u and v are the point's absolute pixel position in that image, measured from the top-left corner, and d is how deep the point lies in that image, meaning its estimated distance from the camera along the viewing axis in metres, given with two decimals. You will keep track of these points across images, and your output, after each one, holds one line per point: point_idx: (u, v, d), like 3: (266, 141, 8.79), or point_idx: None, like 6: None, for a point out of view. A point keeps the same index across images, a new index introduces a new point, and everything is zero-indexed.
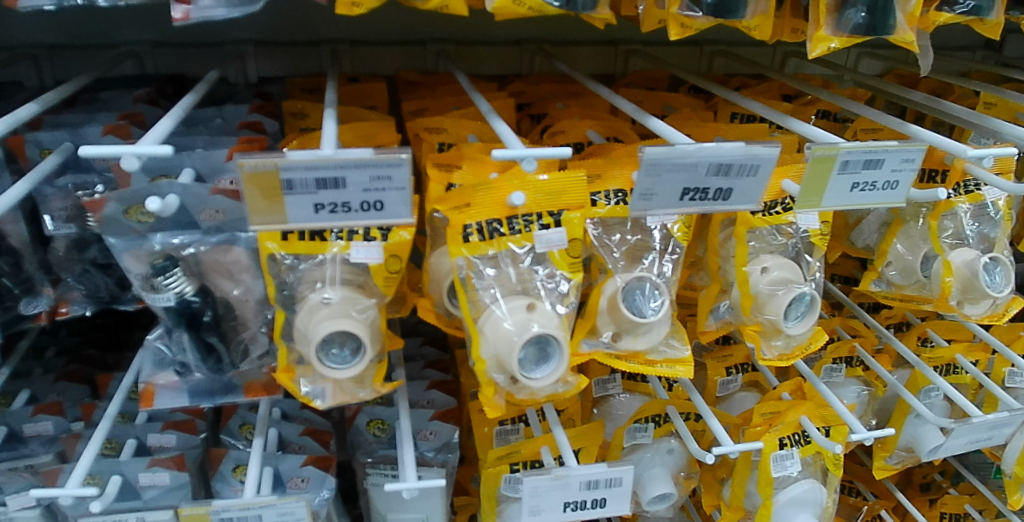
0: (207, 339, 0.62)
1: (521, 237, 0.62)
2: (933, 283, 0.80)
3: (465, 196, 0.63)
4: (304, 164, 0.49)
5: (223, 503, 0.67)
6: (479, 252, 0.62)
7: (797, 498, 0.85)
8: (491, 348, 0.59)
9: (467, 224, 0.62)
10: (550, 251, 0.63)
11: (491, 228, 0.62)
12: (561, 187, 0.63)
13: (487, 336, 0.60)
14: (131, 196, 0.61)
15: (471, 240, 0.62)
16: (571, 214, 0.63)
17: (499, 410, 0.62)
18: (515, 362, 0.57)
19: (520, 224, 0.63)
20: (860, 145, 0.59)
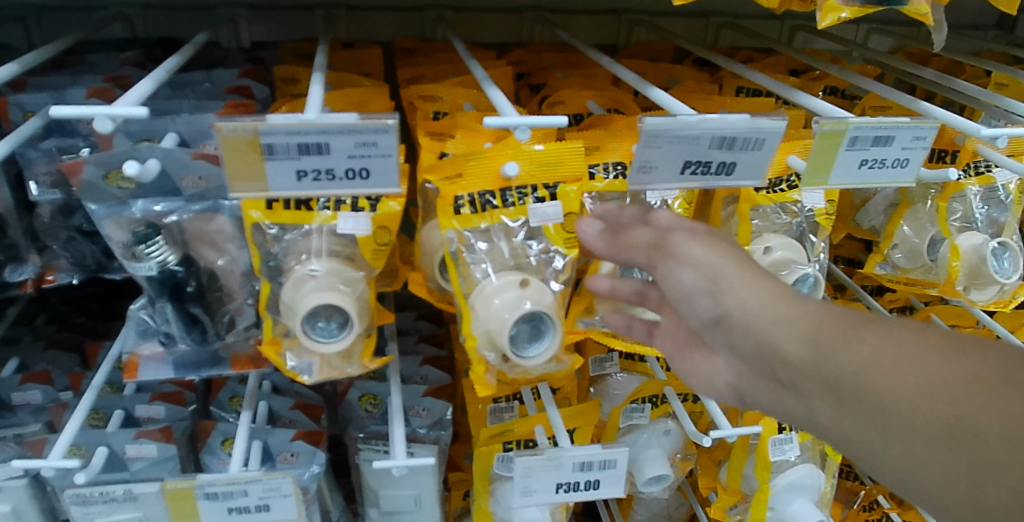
0: (190, 309, 0.60)
1: (515, 211, 0.60)
2: (939, 268, 0.78)
3: (457, 167, 0.60)
4: (285, 129, 0.47)
5: (208, 477, 0.65)
6: (470, 225, 0.60)
7: (796, 483, 0.85)
8: (483, 325, 0.57)
9: (458, 196, 0.60)
10: (545, 226, 0.61)
11: (484, 200, 0.60)
12: (558, 158, 0.61)
13: (480, 313, 0.57)
14: (109, 160, 0.59)
15: (462, 213, 0.60)
16: (567, 187, 0.61)
17: (490, 389, 0.61)
18: (506, 340, 0.55)
19: (514, 198, 0.61)
20: (869, 120, 0.56)
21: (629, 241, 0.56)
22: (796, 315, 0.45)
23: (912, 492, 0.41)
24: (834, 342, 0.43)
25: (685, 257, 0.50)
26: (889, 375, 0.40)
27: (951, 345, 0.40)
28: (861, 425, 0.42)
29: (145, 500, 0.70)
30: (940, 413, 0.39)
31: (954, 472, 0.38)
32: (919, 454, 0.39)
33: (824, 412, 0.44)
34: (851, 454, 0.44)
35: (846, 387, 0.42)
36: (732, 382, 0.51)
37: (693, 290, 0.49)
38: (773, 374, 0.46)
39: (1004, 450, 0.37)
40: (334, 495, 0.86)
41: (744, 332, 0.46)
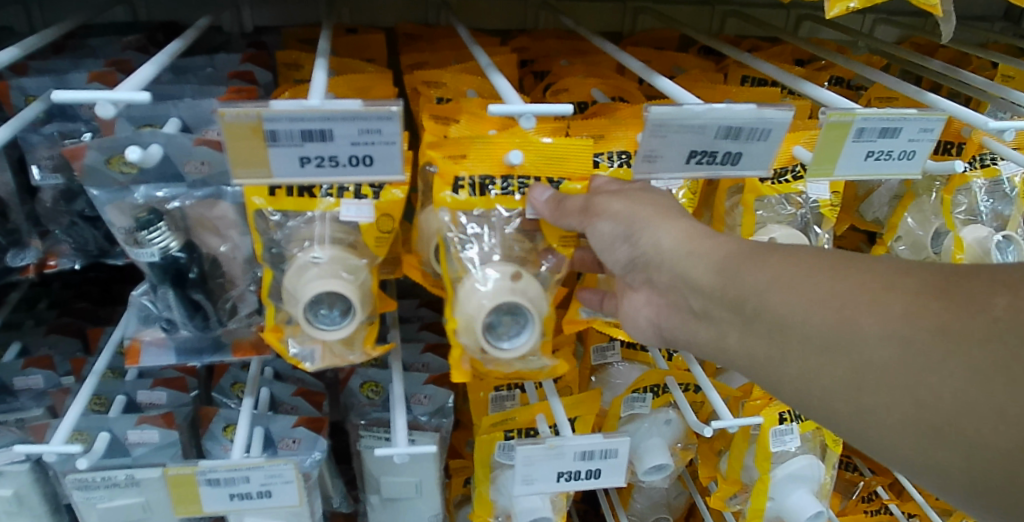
0: (192, 296, 0.60)
1: (513, 200, 0.60)
2: (944, 260, 0.78)
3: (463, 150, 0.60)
4: (289, 115, 0.46)
5: (210, 463, 0.65)
6: (466, 207, 0.60)
7: (796, 474, 0.86)
8: (461, 314, 0.57)
9: (459, 176, 0.60)
10: (540, 221, 0.61)
11: (483, 185, 0.60)
12: (563, 153, 0.61)
13: (461, 298, 0.57)
14: (111, 145, 0.58)
15: (459, 194, 0.60)
16: (569, 183, 0.61)
17: (466, 376, 0.61)
18: (480, 327, 0.55)
19: (514, 186, 0.60)
20: (877, 112, 0.54)
21: (564, 208, 0.58)
22: (709, 253, 0.54)
23: (805, 395, 0.51)
24: (741, 271, 0.52)
25: (605, 211, 0.56)
26: (786, 293, 0.50)
27: (835, 265, 0.49)
28: (764, 340, 0.52)
29: (147, 484, 0.71)
30: (826, 321, 0.48)
31: (837, 369, 0.48)
32: (812, 358, 0.49)
33: (733, 332, 0.54)
34: (758, 372, 0.54)
35: (751, 308, 0.51)
36: (655, 319, 0.60)
37: (612, 237, 0.56)
38: (691, 304, 0.56)
39: (872, 346, 0.46)
40: (335, 481, 0.87)
41: (667, 271, 0.55)
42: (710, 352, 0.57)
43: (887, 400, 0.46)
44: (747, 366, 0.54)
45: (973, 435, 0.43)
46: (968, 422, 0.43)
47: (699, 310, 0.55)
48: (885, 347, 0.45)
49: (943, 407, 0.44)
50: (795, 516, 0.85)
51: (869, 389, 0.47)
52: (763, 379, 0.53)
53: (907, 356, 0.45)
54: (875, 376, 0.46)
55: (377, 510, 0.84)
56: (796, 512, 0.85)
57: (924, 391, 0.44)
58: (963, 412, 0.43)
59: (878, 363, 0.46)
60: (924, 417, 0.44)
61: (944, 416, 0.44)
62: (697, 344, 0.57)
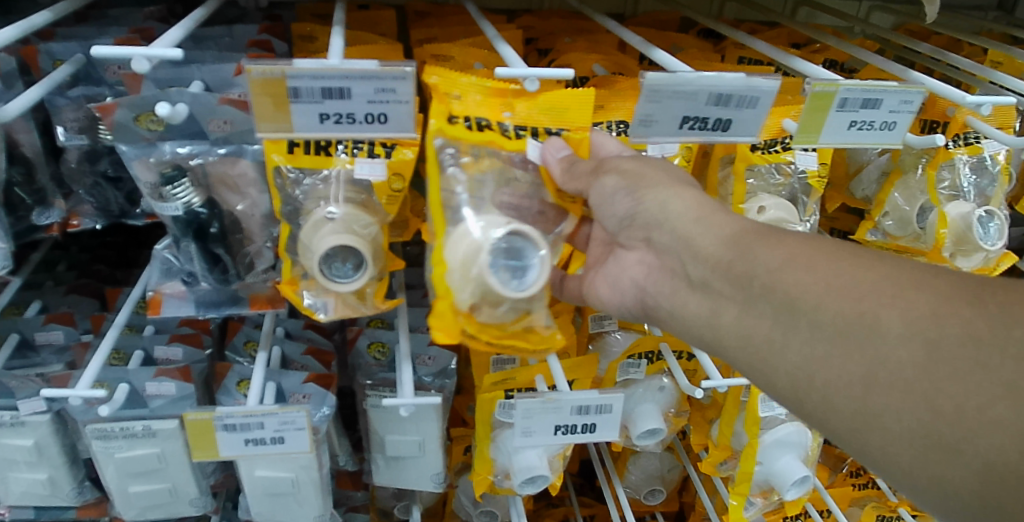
0: (213, 250, 0.63)
1: (511, 142, 0.63)
2: (927, 235, 0.82)
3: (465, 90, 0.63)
4: (310, 73, 0.50)
5: (227, 409, 0.68)
6: (460, 138, 0.61)
7: (783, 440, 0.89)
8: (457, 254, 0.57)
9: (454, 112, 0.61)
10: (541, 167, 0.63)
11: (480, 122, 0.62)
12: (565, 105, 0.64)
13: (453, 241, 0.58)
14: (140, 103, 0.62)
15: (455, 125, 0.61)
16: (570, 133, 0.65)
17: (453, 332, 0.58)
18: (483, 256, 0.55)
19: (513, 133, 0.63)
20: (860, 83, 0.57)
21: (575, 172, 0.61)
22: (715, 227, 0.59)
23: (804, 388, 0.53)
24: (752, 247, 0.57)
25: (614, 169, 0.61)
26: (801, 275, 0.54)
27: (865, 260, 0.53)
28: (768, 320, 0.55)
29: (164, 436, 0.76)
30: (845, 312, 0.51)
31: (847, 365, 0.50)
32: (821, 346, 0.52)
33: (732, 309, 0.57)
34: (755, 359, 0.56)
35: (760, 285, 0.55)
36: (641, 280, 0.65)
37: (615, 191, 0.61)
38: (690, 275, 0.60)
39: (891, 343, 0.49)
40: (342, 440, 0.91)
41: (671, 232, 0.60)
42: (700, 328, 0.60)
43: (898, 404, 0.48)
44: (738, 347, 0.57)
45: (985, 450, 0.45)
46: (984, 437, 0.45)
47: (698, 282, 0.60)
48: (906, 348, 0.48)
49: (961, 419, 0.46)
50: (781, 479, 0.89)
51: (879, 391, 0.49)
52: (758, 364, 0.56)
53: (929, 360, 0.48)
54: (889, 378, 0.49)
55: (381, 467, 0.88)
56: (783, 475, 0.88)
57: (942, 400, 0.47)
58: (983, 430, 0.45)
59: (892, 364, 0.49)
60: (938, 426, 0.47)
61: (962, 430, 0.46)
62: (683, 316, 0.61)
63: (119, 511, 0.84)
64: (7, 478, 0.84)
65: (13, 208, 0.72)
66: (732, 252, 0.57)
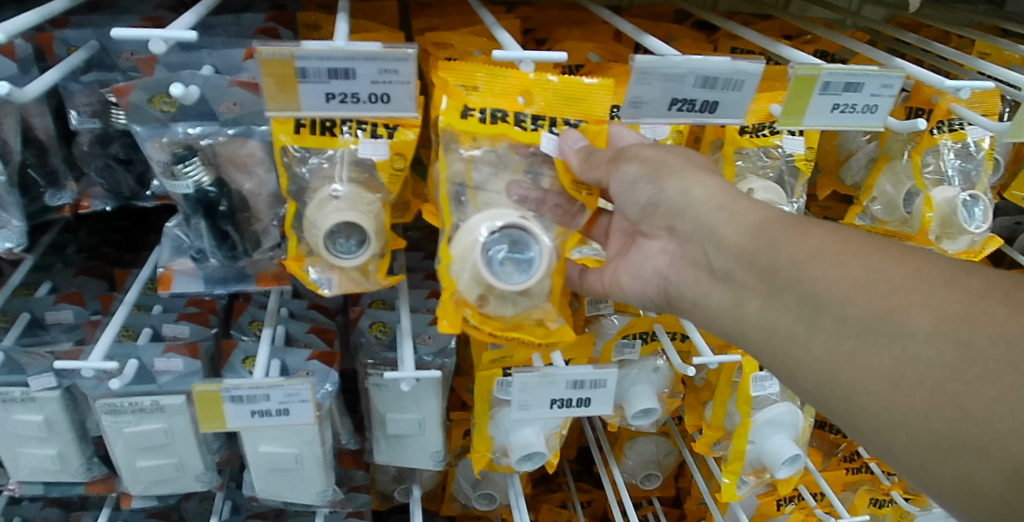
0: (223, 227, 0.66)
1: (525, 134, 0.66)
2: (914, 219, 0.84)
3: (479, 78, 0.65)
4: (317, 54, 0.53)
5: (235, 381, 0.71)
6: (473, 134, 0.65)
7: (774, 419, 0.92)
8: (460, 247, 0.62)
9: (468, 105, 0.65)
10: (556, 159, 0.66)
11: (494, 116, 0.65)
12: (580, 97, 0.66)
13: (459, 234, 0.63)
14: (154, 86, 0.65)
15: (468, 120, 0.65)
16: (587, 125, 0.67)
17: (457, 324, 0.64)
18: (478, 247, 0.61)
19: (529, 125, 0.66)
20: (841, 67, 0.60)
21: (592, 161, 0.64)
22: (738, 217, 0.61)
23: (826, 381, 0.55)
24: (777, 238, 0.59)
25: (636, 157, 0.64)
26: (825, 269, 0.56)
27: (896, 256, 0.55)
28: (792, 313, 0.57)
29: (172, 411, 0.79)
30: (872, 308, 0.53)
31: (873, 362, 0.53)
32: (845, 341, 0.54)
33: (756, 301, 0.60)
34: (777, 352, 0.59)
35: (784, 278, 0.58)
36: (664, 268, 0.68)
37: (636, 178, 0.64)
38: (713, 264, 0.63)
39: (920, 342, 0.51)
40: (345, 419, 0.94)
41: (693, 220, 0.63)
42: (724, 317, 0.63)
43: (924, 403, 0.51)
44: (760, 337, 0.60)
45: (1014, 452, 0.47)
46: (1012, 440, 0.47)
47: (720, 272, 0.62)
48: (935, 347, 0.50)
49: (989, 422, 0.48)
50: (772, 458, 0.92)
51: (906, 389, 0.51)
52: (781, 355, 0.58)
53: (960, 360, 0.50)
54: (916, 377, 0.51)
55: (383, 445, 0.91)
56: (774, 453, 0.91)
57: (972, 403, 0.49)
58: (1013, 434, 0.47)
59: (920, 362, 0.51)
60: (964, 427, 0.49)
61: (991, 432, 0.48)
62: (706, 305, 0.64)
63: (126, 486, 0.87)
64: (17, 453, 0.86)
65: (27, 189, 0.76)
66: (757, 242, 0.59)
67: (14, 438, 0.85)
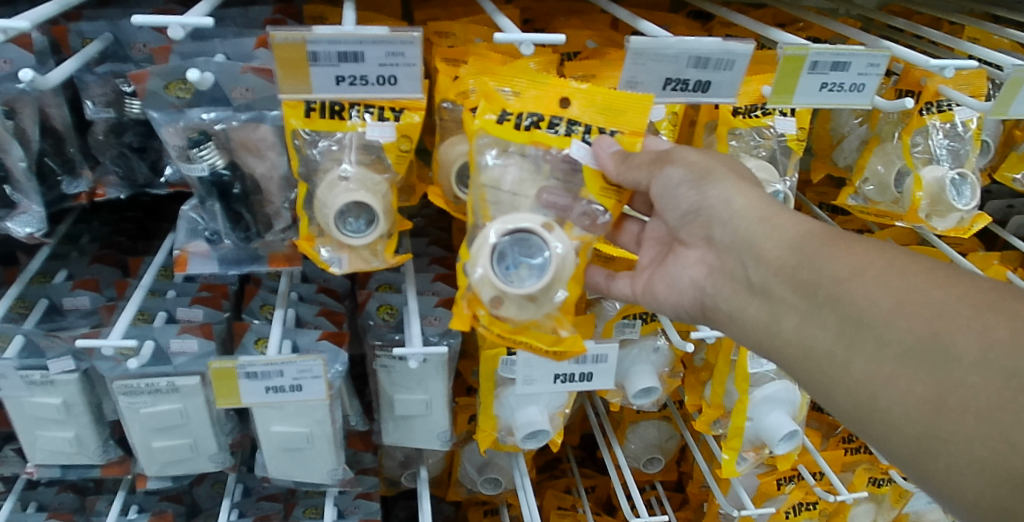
0: (236, 209, 0.69)
1: (558, 139, 0.67)
2: (904, 199, 0.86)
3: (518, 83, 0.68)
4: (327, 38, 0.55)
5: (249, 358, 0.74)
6: (508, 136, 0.67)
7: (772, 396, 0.95)
8: (477, 248, 0.64)
9: (505, 109, 0.67)
10: (584, 166, 0.67)
11: (529, 120, 0.67)
12: (621, 108, 0.67)
13: (477, 237, 0.65)
14: (170, 73, 0.69)
15: (503, 124, 0.67)
16: (623, 136, 0.67)
17: (466, 319, 0.66)
18: (488, 246, 0.62)
19: (562, 131, 0.67)
20: (828, 47, 0.64)
21: (631, 162, 0.66)
22: (780, 229, 0.64)
23: (866, 404, 0.55)
24: (818, 253, 0.61)
25: (682, 161, 0.69)
26: (870, 290, 0.57)
27: (941, 279, 0.55)
28: (832, 331, 0.58)
29: (186, 392, 0.82)
30: (916, 330, 0.54)
31: (915, 385, 0.53)
32: (886, 364, 0.54)
33: (794, 317, 0.61)
34: (817, 372, 0.59)
35: (825, 294, 0.59)
36: (700, 280, 0.71)
37: (680, 182, 0.68)
38: (751, 278, 0.65)
39: (965, 368, 0.50)
40: (353, 402, 0.97)
41: (732, 230, 0.66)
42: (759, 332, 0.65)
43: (969, 429, 0.49)
44: (797, 355, 0.61)
45: None
46: None
47: (758, 286, 0.65)
48: (981, 374, 0.50)
49: None
50: (771, 434, 0.94)
51: (948, 416, 0.51)
52: (819, 374, 0.59)
53: (1007, 388, 0.48)
54: (959, 401, 0.50)
55: (391, 427, 0.93)
56: (772, 430, 0.94)
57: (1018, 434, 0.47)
58: None
59: (965, 387, 0.50)
60: (1009, 457, 0.47)
61: None
62: (742, 320, 0.66)
63: (142, 467, 0.90)
64: (36, 436, 0.88)
65: (44, 177, 0.78)
66: (798, 257, 0.62)
67: (32, 421, 0.87)
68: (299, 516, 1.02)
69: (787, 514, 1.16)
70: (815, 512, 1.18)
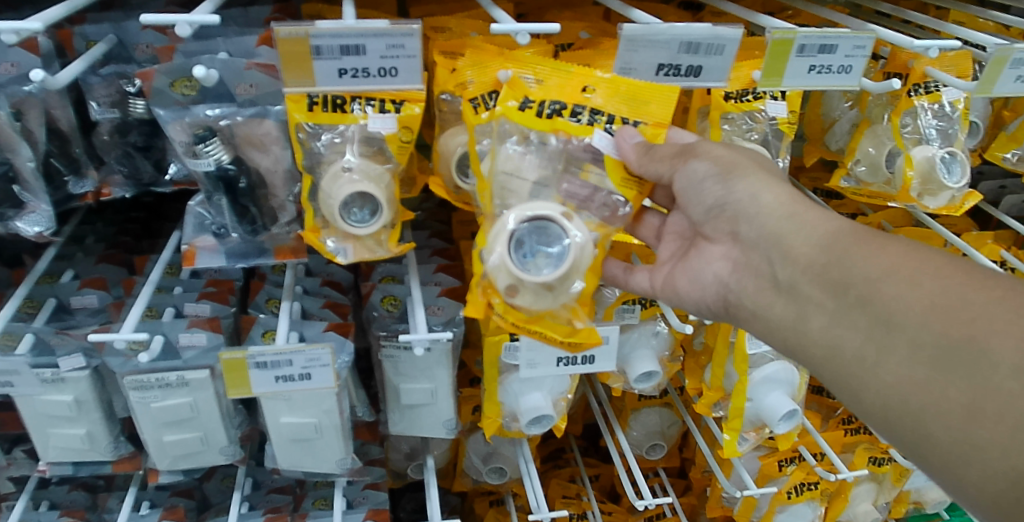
0: (242, 203, 0.70)
1: (581, 128, 0.69)
2: (896, 179, 0.88)
3: (541, 71, 0.71)
4: (330, 32, 0.58)
5: (258, 348, 0.76)
6: (531, 124, 0.69)
7: (771, 377, 0.96)
8: (494, 237, 0.65)
9: (527, 96, 0.69)
10: (607, 156, 0.69)
11: (551, 108, 0.69)
12: (646, 98, 0.69)
13: (494, 226, 0.66)
14: (176, 71, 0.70)
15: (525, 111, 0.69)
16: (647, 127, 0.70)
17: (478, 306, 0.67)
18: (505, 231, 0.64)
19: (583, 121, 0.69)
20: (815, 30, 0.66)
21: (653, 154, 0.67)
22: (807, 226, 0.66)
23: (898, 407, 0.57)
24: (847, 253, 0.63)
25: (707, 155, 0.71)
26: (903, 291, 0.59)
27: (974, 282, 0.57)
28: (862, 332, 0.60)
29: (196, 385, 0.84)
30: (951, 333, 0.55)
31: (949, 391, 0.54)
32: (920, 368, 0.56)
33: (822, 317, 0.64)
34: (848, 373, 0.61)
35: (855, 294, 0.61)
36: (724, 275, 0.74)
37: (705, 175, 0.71)
38: (778, 276, 0.67)
39: (1003, 374, 0.52)
40: (359, 393, 0.98)
41: (759, 224, 0.69)
42: (785, 330, 0.67)
43: (1004, 439, 0.51)
44: (824, 355, 0.63)
45: None
46: None
47: (784, 284, 0.67)
48: (1017, 380, 0.51)
49: None
50: (771, 414, 0.96)
51: (983, 422, 0.52)
52: (849, 376, 0.61)
53: None
54: (995, 411, 0.51)
55: (397, 416, 0.95)
56: (772, 409, 0.95)
57: None
58: None
59: (1002, 396, 0.51)
60: None
61: None
62: (767, 317, 0.69)
63: (154, 462, 0.91)
64: (48, 434, 0.89)
65: (51, 178, 0.79)
66: (827, 255, 0.64)
67: (44, 419, 0.88)
68: (308, 508, 1.04)
69: (789, 494, 1.17)
70: (817, 492, 1.19)
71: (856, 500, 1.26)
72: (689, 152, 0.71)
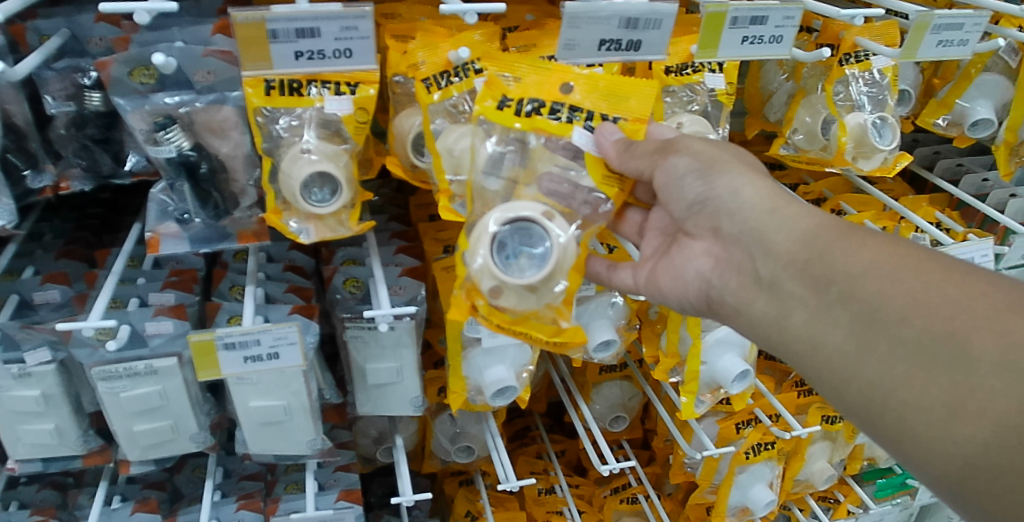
0: (205, 188, 0.72)
1: (558, 126, 0.71)
2: (831, 144, 0.93)
3: (521, 70, 0.73)
4: (286, 16, 0.63)
5: (227, 329, 0.80)
6: (509, 125, 0.71)
7: (723, 339, 1.02)
8: (477, 240, 0.67)
9: (506, 96, 0.72)
10: (586, 154, 0.72)
11: (530, 106, 0.72)
12: (622, 93, 0.73)
13: (476, 228, 0.68)
14: (134, 60, 0.72)
15: (505, 111, 0.72)
16: (627, 122, 0.73)
17: (461, 307, 0.69)
18: (489, 233, 0.66)
19: (562, 120, 0.71)
20: (745, 3, 0.71)
21: (632, 151, 0.71)
22: (789, 222, 0.70)
23: (881, 403, 0.60)
24: (829, 248, 0.66)
25: (688, 150, 0.74)
26: (884, 287, 0.62)
27: (950, 277, 0.60)
28: (844, 328, 0.63)
29: (165, 372, 0.85)
30: (932, 329, 0.58)
31: (930, 387, 0.57)
32: (902, 365, 0.59)
33: (803, 313, 0.66)
34: (831, 370, 0.64)
35: (837, 290, 0.64)
36: (705, 272, 0.76)
37: (687, 171, 0.74)
38: (760, 272, 0.70)
39: (985, 372, 0.54)
40: (326, 375, 1.01)
41: (740, 220, 0.72)
42: (767, 326, 0.69)
43: (984, 435, 0.54)
44: (806, 349, 0.66)
45: None
46: None
47: (765, 280, 0.70)
48: (997, 377, 0.54)
49: None
50: (725, 375, 1.01)
51: (964, 417, 0.55)
52: (833, 372, 0.63)
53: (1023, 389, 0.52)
54: (976, 407, 0.54)
55: (363, 397, 0.97)
56: (725, 371, 1.01)
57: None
58: None
59: (983, 392, 0.54)
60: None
61: None
62: (748, 312, 0.72)
63: (125, 453, 0.92)
64: (17, 431, 0.89)
65: (9, 173, 0.79)
66: (809, 251, 0.67)
67: (13, 416, 0.88)
68: (281, 493, 1.05)
69: (746, 455, 1.22)
70: (773, 451, 1.24)
71: (812, 458, 1.32)
72: (671, 149, 0.74)
